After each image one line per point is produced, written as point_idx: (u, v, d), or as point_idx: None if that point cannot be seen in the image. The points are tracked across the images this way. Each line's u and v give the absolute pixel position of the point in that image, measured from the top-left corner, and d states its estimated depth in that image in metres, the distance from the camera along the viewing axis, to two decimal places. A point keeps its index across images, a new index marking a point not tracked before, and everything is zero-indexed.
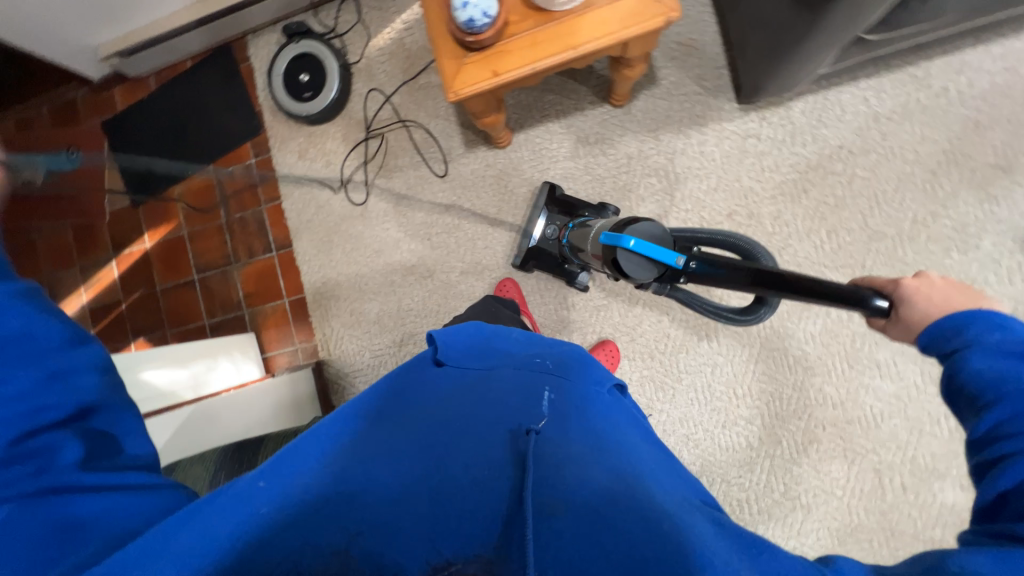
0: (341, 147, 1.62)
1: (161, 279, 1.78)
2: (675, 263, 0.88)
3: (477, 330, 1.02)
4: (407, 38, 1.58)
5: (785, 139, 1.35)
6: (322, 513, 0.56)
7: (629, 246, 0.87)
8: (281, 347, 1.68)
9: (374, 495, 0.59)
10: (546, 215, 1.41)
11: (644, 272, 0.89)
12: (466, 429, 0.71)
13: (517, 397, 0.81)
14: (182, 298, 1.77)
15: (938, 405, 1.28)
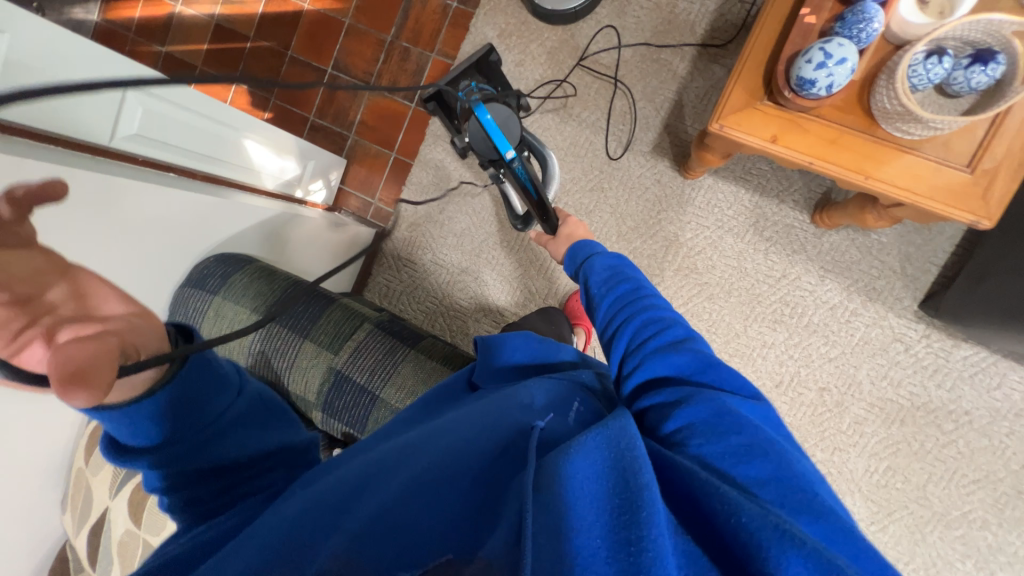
0: (543, 59, 1.46)
1: (296, 47, 1.66)
2: (504, 153, 1.00)
3: (524, 338, 0.80)
4: (683, 2, 1.36)
5: (926, 369, 1.26)
6: (323, 508, 0.53)
7: (481, 118, 0.98)
8: (359, 191, 1.61)
9: (381, 487, 0.55)
10: (465, 74, 1.06)
11: (481, 144, 1.01)
12: (482, 412, 0.65)
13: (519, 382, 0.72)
14: (303, 79, 1.66)
15: None
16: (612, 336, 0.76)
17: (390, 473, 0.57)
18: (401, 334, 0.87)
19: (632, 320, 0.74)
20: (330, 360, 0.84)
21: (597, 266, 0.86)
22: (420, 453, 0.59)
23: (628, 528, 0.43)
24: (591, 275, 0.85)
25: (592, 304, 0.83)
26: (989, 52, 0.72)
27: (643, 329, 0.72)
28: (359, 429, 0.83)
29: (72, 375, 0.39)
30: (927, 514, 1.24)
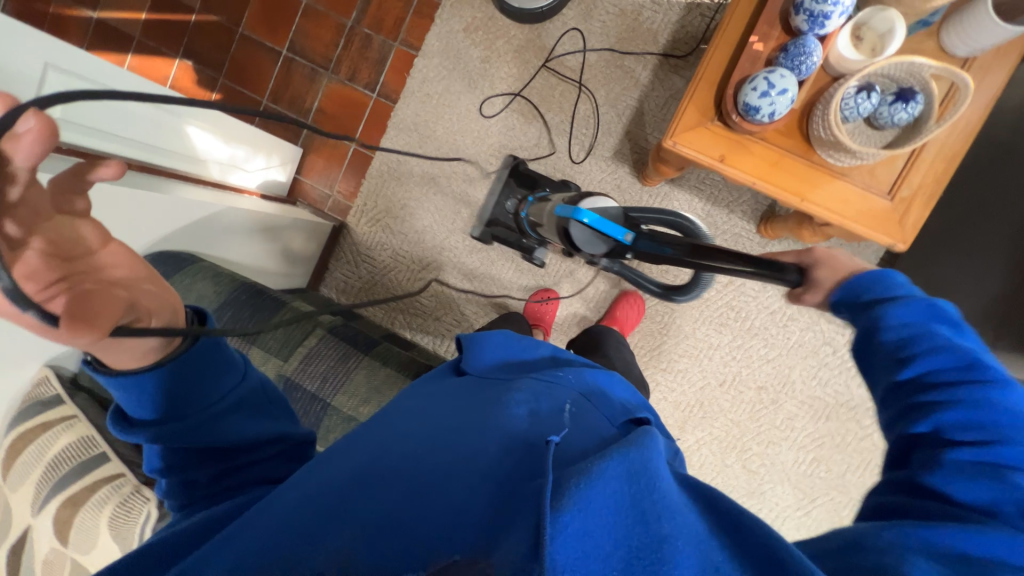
0: (509, 57, 1.44)
1: (248, 24, 1.55)
2: (622, 239, 0.83)
3: (509, 336, 0.84)
4: (647, 11, 1.39)
5: (849, 370, 1.38)
6: (321, 515, 0.50)
7: (581, 221, 0.86)
8: (317, 182, 1.55)
9: (381, 488, 0.53)
10: (506, 188, 1.37)
11: (593, 246, 0.88)
12: (495, 418, 0.61)
13: (531, 388, 0.67)
14: (255, 59, 1.56)
15: None
16: (897, 417, 0.56)
17: (390, 473, 0.54)
18: (356, 341, 0.86)
19: (935, 409, 0.53)
20: (281, 367, 0.82)
21: (904, 314, 0.58)
22: (428, 457, 0.56)
23: (649, 568, 0.42)
24: (885, 314, 0.59)
25: (863, 353, 0.61)
26: (910, 91, 0.78)
27: (957, 434, 0.51)
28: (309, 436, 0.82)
29: (80, 316, 0.43)
30: (844, 500, 1.38)
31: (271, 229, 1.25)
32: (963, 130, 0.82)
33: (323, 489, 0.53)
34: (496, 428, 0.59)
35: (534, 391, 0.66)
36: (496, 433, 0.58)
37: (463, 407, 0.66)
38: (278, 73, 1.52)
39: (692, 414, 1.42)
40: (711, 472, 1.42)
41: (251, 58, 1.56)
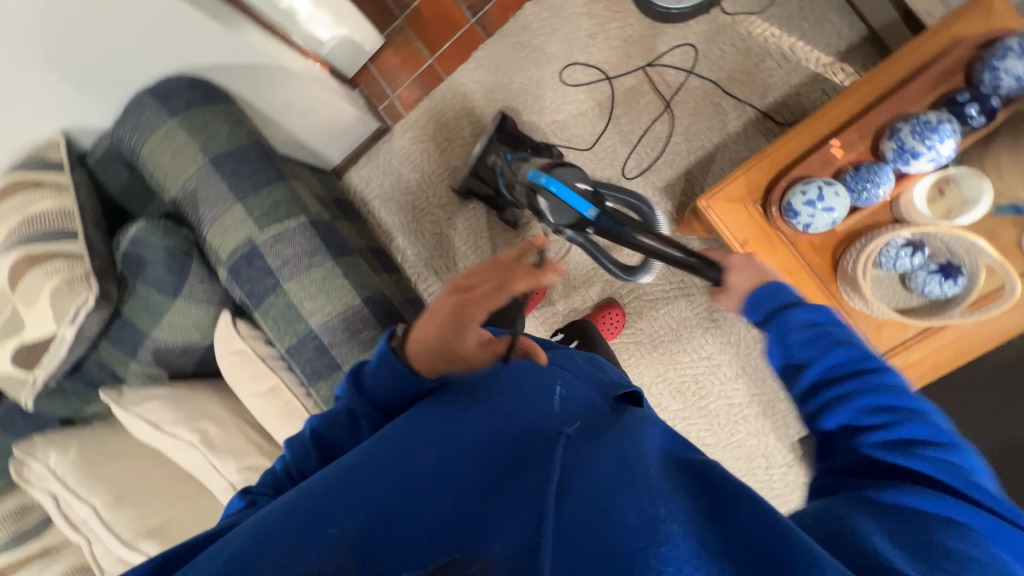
0: (615, 43, 1.37)
1: None
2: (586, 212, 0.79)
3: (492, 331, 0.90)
4: (772, 62, 1.28)
5: (770, 490, 1.38)
6: (311, 507, 0.46)
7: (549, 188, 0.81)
8: (384, 78, 1.53)
9: (373, 483, 0.48)
10: (488, 143, 1.33)
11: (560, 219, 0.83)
12: (500, 413, 0.60)
13: (527, 382, 0.67)
14: None
15: None
16: (820, 416, 0.58)
17: (381, 467, 0.50)
18: (330, 243, 0.89)
19: (845, 399, 0.56)
20: (254, 234, 0.84)
21: (796, 317, 0.62)
22: (425, 449, 0.53)
23: (648, 541, 0.37)
24: (779, 329, 0.63)
25: (783, 363, 0.63)
26: (954, 268, 0.74)
27: (870, 425, 0.54)
28: (254, 304, 0.87)
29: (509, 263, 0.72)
30: None
31: (317, 103, 1.26)
32: (992, 333, 0.76)
33: (312, 489, 0.49)
34: (496, 423, 0.58)
35: (529, 388, 0.66)
36: (491, 430, 0.57)
37: (465, 395, 0.64)
38: None
39: None
40: None
41: None
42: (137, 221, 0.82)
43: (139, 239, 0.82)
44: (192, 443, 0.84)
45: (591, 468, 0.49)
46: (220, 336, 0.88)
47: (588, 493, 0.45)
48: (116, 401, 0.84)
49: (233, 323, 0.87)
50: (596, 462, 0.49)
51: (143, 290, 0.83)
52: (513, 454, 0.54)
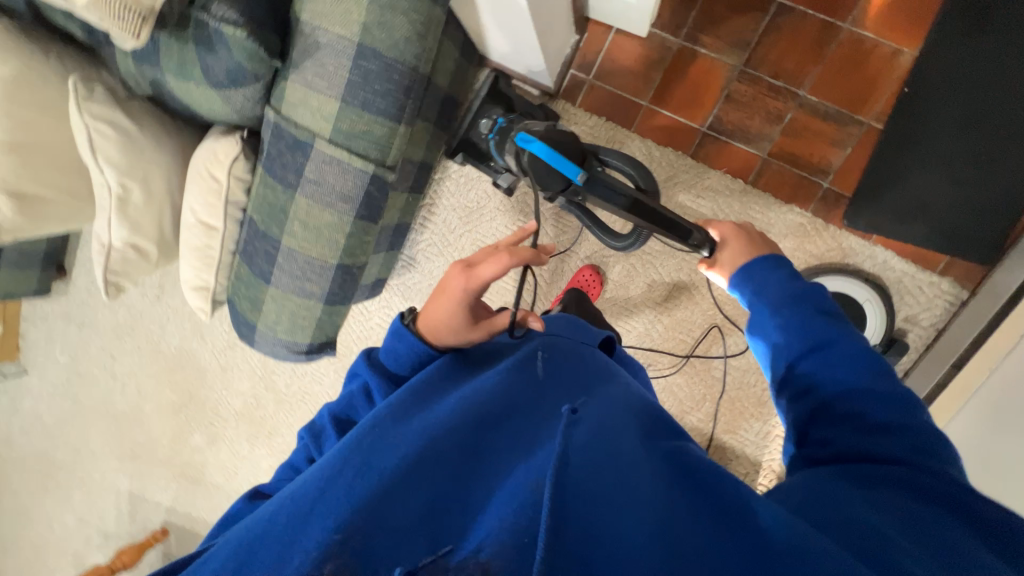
0: (728, 287, 1.33)
1: None
2: (572, 175, 0.84)
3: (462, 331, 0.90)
4: (759, 427, 1.35)
5: None
6: (303, 500, 0.51)
7: (533, 149, 0.86)
8: (601, 59, 1.32)
9: (352, 490, 0.51)
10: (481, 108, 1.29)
11: (546, 180, 0.88)
12: (492, 391, 0.66)
13: (527, 364, 0.73)
14: None
15: (235, 469, 1.89)
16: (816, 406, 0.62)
17: (355, 472, 0.54)
18: (369, 203, 0.82)
19: (820, 365, 0.64)
20: (321, 135, 0.76)
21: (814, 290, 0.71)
22: (404, 437, 0.59)
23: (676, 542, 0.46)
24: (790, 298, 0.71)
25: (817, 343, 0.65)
26: None
27: (844, 404, 0.60)
28: (266, 166, 0.81)
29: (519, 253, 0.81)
30: None
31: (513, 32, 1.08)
32: None
33: (311, 481, 0.54)
34: (475, 403, 0.64)
35: (518, 374, 0.70)
36: (478, 411, 0.63)
37: (471, 385, 0.69)
38: (731, 18, 1.23)
39: None
40: None
41: None
42: (234, 28, 0.68)
43: (222, 35, 0.70)
44: (109, 188, 0.86)
45: (581, 454, 0.54)
46: (214, 150, 0.82)
47: (582, 482, 0.50)
48: (79, 96, 0.81)
49: (234, 156, 0.81)
50: (586, 447, 0.55)
51: (192, 55, 0.74)
52: (482, 436, 0.60)
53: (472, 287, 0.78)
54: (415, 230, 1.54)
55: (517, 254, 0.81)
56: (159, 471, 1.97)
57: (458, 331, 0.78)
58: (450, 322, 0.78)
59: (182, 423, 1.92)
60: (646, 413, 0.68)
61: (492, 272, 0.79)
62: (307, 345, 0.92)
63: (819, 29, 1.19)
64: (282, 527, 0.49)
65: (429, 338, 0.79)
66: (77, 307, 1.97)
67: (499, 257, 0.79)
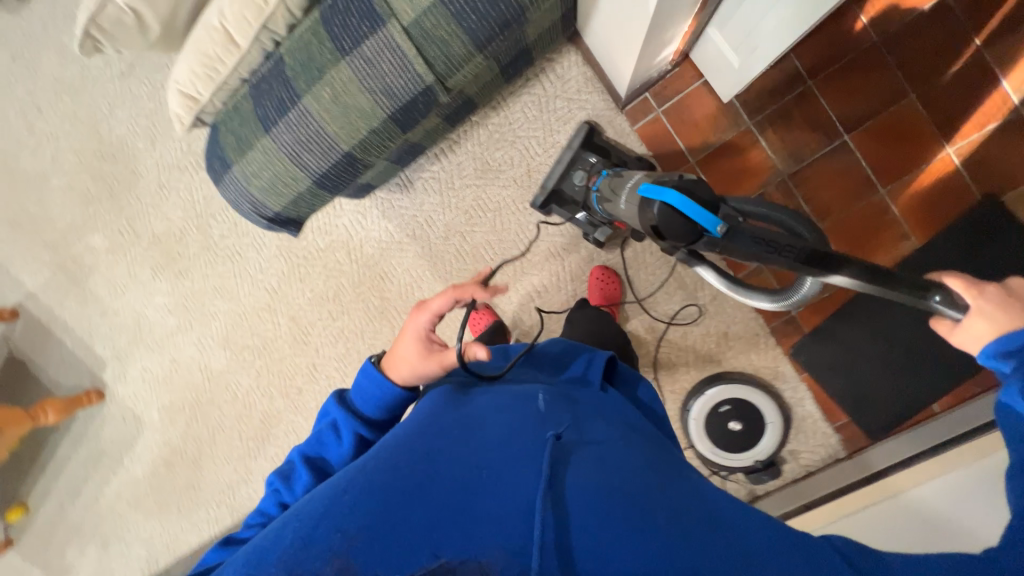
0: (671, 355, 1.41)
1: (897, 110, 1.23)
2: (715, 231, 0.67)
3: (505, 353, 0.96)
4: None
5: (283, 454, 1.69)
6: (310, 516, 0.53)
7: (670, 198, 0.70)
8: (677, 99, 1.32)
9: (347, 514, 0.51)
10: (570, 156, 1.23)
11: (681, 235, 0.71)
12: (497, 416, 0.67)
13: (532, 396, 0.73)
14: (853, 98, 1.25)
15: (124, 291, 1.73)
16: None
17: (359, 489, 0.55)
18: (409, 110, 0.77)
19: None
20: (398, 17, 0.69)
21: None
22: (408, 451, 0.59)
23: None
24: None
25: None
26: None
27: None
28: (321, 18, 0.73)
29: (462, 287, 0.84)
30: (197, 385, 1.73)
31: (619, 28, 1.05)
32: None
33: (317, 500, 0.56)
34: (478, 427, 0.64)
35: (518, 401, 0.71)
36: (480, 432, 0.63)
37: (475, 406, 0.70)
38: (801, 129, 1.28)
39: (298, 328, 1.62)
40: (251, 314, 1.65)
41: (852, 96, 1.25)
42: None
43: None
44: None
45: (583, 488, 0.57)
46: None
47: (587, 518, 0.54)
48: None
49: None
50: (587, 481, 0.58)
51: None
52: (483, 450, 0.60)
53: (422, 322, 0.84)
54: (427, 157, 1.47)
55: (462, 290, 0.84)
56: (38, 254, 1.76)
57: (415, 365, 0.83)
58: (408, 358, 0.84)
59: (88, 217, 1.72)
60: (642, 447, 0.71)
61: (440, 305, 0.84)
62: (274, 214, 0.86)
63: (862, 180, 1.26)
64: (287, 539, 0.51)
65: (391, 372, 0.85)
66: (24, 36, 1.69)
67: (443, 292, 0.84)
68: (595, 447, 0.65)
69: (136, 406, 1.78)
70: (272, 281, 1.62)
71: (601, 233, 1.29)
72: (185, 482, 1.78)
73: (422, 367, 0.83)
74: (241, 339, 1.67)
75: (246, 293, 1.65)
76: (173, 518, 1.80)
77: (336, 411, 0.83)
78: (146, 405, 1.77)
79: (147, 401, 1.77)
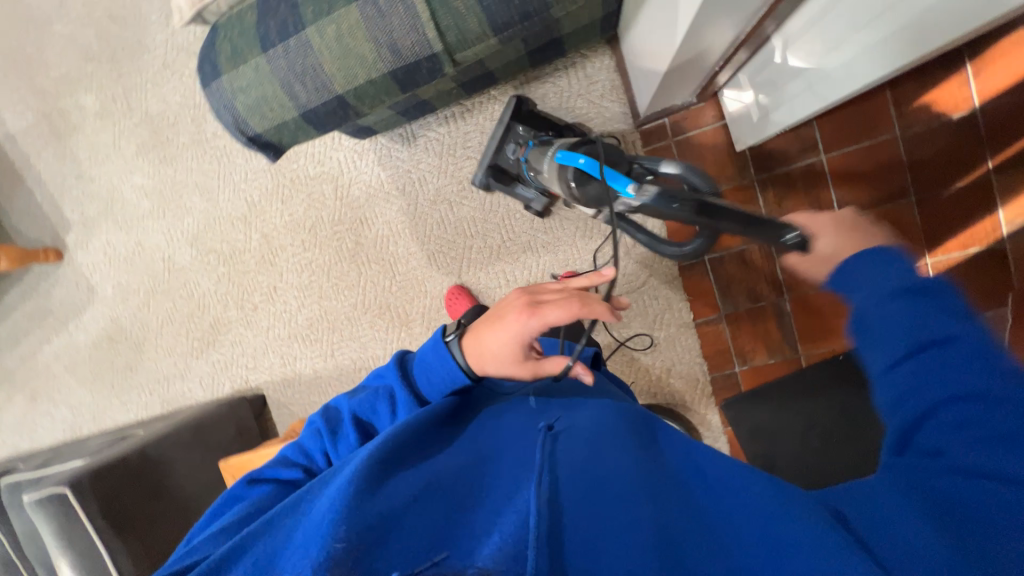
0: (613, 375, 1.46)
1: (891, 207, 1.25)
2: (625, 188, 0.77)
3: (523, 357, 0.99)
4: None
5: (224, 362, 1.71)
6: (316, 521, 0.58)
7: (580, 161, 0.84)
8: (691, 133, 1.32)
9: (353, 509, 0.57)
10: (502, 129, 1.24)
11: (590, 192, 0.83)
12: (491, 438, 0.74)
13: (525, 411, 0.80)
14: (855, 184, 1.26)
15: (104, 161, 1.69)
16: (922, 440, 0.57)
17: (359, 491, 0.60)
18: (409, 70, 0.76)
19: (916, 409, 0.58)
20: None
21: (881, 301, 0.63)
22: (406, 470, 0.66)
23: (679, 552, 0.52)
24: (883, 305, 0.61)
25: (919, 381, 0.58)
26: None
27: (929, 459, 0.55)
28: None
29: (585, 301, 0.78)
30: (156, 274, 1.73)
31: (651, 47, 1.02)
32: None
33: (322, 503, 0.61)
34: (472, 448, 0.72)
35: (512, 420, 0.78)
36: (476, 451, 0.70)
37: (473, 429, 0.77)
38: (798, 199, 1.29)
39: (268, 247, 1.62)
40: (225, 221, 1.64)
41: (855, 180, 1.26)
42: None
43: None
44: None
45: (573, 474, 0.61)
46: None
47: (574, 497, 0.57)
48: None
49: None
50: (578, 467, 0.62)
51: None
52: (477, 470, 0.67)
53: (528, 328, 0.79)
54: (436, 118, 1.45)
55: (589, 306, 0.77)
56: (25, 98, 1.70)
57: (504, 362, 0.82)
58: (498, 356, 0.82)
59: (82, 75, 1.66)
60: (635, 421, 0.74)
61: (557, 317, 0.78)
62: (254, 134, 0.84)
63: None
64: (298, 542, 0.56)
65: (471, 361, 0.84)
66: None
67: (566, 306, 0.77)
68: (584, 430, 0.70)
69: (92, 277, 1.77)
70: (253, 194, 1.61)
71: (536, 203, 1.27)
72: (123, 363, 1.80)
73: (510, 368, 0.82)
74: (209, 241, 1.66)
75: (225, 198, 1.63)
76: (106, 392, 1.83)
77: (392, 374, 0.87)
78: (101, 279, 1.77)
79: (103, 274, 1.77)
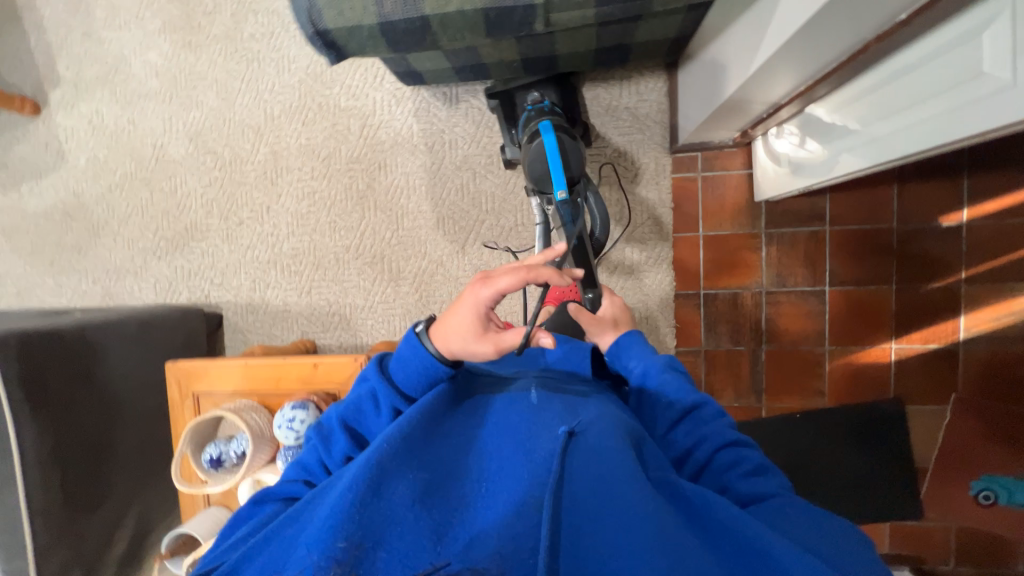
0: None
1: (873, 291, 1.35)
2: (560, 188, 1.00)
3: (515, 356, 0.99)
4: None
5: (189, 269, 1.60)
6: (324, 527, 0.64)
7: (547, 138, 1.02)
8: (717, 173, 1.38)
9: (364, 515, 0.64)
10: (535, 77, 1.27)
11: (538, 168, 1.05)
12: (493, 436, 0.77)
13: (530, 401, 0.81)
14: (848, 262, 1.35)
15: (121, 26, 1.57)
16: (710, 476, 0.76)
17: (364, 503, 0.65)
18: (501, 12, 0.77)
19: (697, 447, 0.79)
20: None
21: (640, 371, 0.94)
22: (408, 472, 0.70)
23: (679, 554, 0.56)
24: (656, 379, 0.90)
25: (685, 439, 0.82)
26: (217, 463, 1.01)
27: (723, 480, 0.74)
28: None
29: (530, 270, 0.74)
30: (142, 158, 1.60)
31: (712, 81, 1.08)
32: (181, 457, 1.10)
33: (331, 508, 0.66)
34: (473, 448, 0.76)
35: (516, 413, 0.79)
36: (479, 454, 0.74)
37: (474, 423, 0.80)
38: (796, 261, 1.37)
39: (273, 164, 1.55)
40: (234, 125, 1.55)
41: (849, 258, 1.35)
42: None
43: None
44: None
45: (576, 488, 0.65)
46: None
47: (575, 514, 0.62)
48: None
49: None
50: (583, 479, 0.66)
51: None
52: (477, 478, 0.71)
53: (484, 299, 0.75)
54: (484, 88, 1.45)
55: (534, 272, 0.74)
56: None
57: (468, 339, 0.78)
58: (457, 329, 0.78)
59: None
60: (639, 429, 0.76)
61: (509, 285, 0.73)
62: (323, 29, 0.81)
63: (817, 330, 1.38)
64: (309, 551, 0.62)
65: (439, 344, 0.80)
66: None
67: (517, 271, 0.73)
68: (594, 433, 0.72)
69: (67, 141, 1.62)
70: (274, 108, 1.53)
71: (509, 151, 1.35)
72: (71, 241, 1.64)
73: (474, 344, 0.77)
74: (212, 141, 1.57)
75: (243, 103, 1.55)
76: (43, 267, 1.65)
77: (373, 377, 0.84)
78: (77, 146, 1.62)
79: (81, 143, 1.62)
